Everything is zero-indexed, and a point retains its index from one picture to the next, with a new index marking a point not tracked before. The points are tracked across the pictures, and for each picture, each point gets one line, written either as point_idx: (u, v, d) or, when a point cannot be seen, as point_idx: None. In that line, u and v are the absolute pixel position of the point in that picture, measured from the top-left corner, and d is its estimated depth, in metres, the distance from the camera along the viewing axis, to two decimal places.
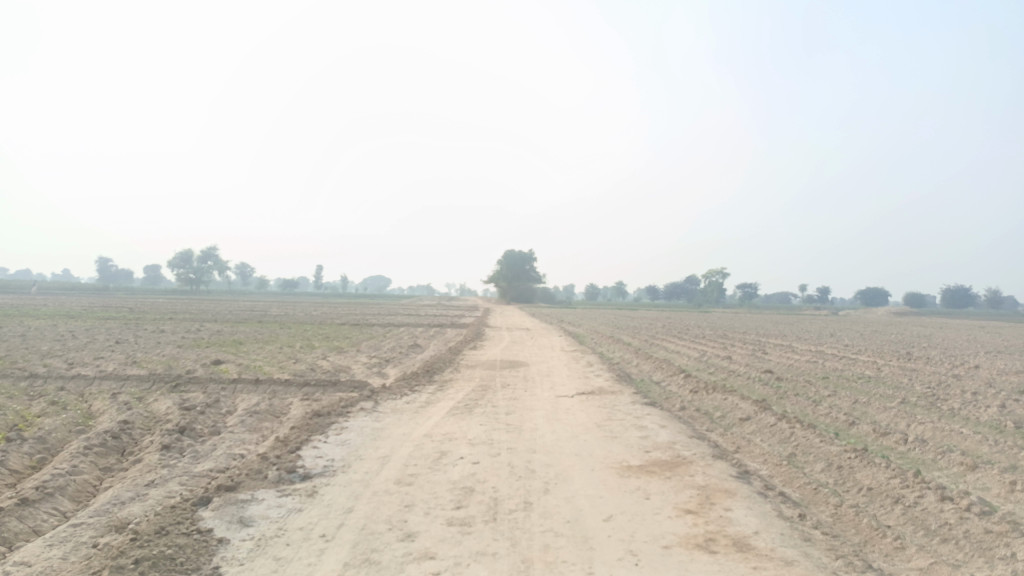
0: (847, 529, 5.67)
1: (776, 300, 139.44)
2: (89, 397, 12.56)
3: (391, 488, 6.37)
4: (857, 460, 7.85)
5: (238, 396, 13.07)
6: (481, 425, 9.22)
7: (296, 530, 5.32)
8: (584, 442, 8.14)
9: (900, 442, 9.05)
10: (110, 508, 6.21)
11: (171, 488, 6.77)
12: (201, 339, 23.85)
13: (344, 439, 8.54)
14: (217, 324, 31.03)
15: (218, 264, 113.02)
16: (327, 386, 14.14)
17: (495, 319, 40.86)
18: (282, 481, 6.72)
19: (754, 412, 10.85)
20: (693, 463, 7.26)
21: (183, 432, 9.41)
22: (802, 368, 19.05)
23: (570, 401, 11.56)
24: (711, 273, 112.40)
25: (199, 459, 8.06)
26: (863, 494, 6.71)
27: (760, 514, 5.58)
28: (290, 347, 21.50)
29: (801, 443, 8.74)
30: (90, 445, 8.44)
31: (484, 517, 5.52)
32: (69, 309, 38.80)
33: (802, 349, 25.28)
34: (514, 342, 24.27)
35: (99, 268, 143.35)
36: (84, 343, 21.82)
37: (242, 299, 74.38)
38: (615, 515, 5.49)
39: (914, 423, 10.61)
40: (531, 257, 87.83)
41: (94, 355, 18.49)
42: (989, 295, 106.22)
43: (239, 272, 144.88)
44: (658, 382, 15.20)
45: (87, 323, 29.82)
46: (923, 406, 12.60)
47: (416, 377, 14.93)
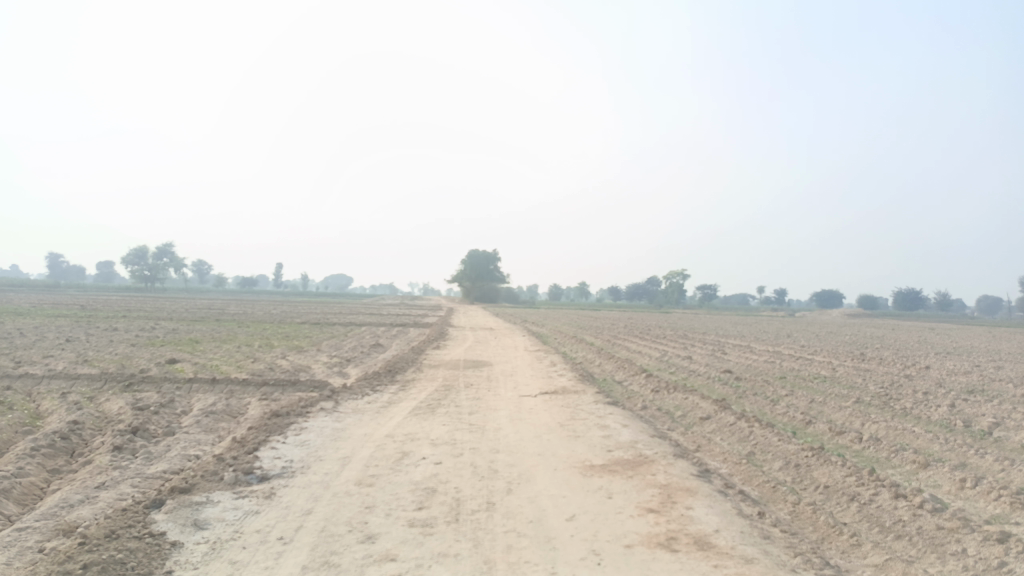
0: (805, 526, 5.76)
1: (735, 301, 141.72)
2: (37, 397, 12.16)
3: (351, 489, 6.27)
4: (813, 458, 7.99)
5: (194, 395, 12.78)
6: (444, 425, 9.16)
7: (253, 532, 5.20)
8: (547, 441, 8.14)
9: (855, 440, 9.26)
10: (58, 511, 5.99)
11: (123, 490, 6.57)
12: (156, 337, 23.31)
13: (303, 439, 8.40)
14: (173, 322, 30.35)
15: (175, 261, 110.76)
16: (286, 385, 13.92)
17: (458, 318, 40.75)
18: (239, 482, 6.57)
19: (714, 411, 10.99)
20: (655, 462, 7.31)
21: (136, 432, 9.15)
22: (761, 368, 19.38)
23: (533, 400, 11.56)
24: (672, 274, 113.74)
25: (153, 461, 7.84)
26: (820, 492, 6.83)
27: (720, 512, 5.63)
28: (249, 346, 21.13)
29: (760, 442, 8.87)
30: (37, 446, 8.15)
31: (446, 518, 5.47)
32: (18, 308, 37.53)
33: (760, 350, 25.71)
34: (478, 342, 24.25)
35: (50, 264, 139.29)
36: (32, 341, 21.14)
37: (199, 297, 72.87)
38: (578, 515, 5.48)
39: (869, 422, 10.87)
40: (494, 257, 87.80)
41: (43, 353, 17.92)
42: (938, 298, 109.45)
43: (196, 269, 142.13)
44: (620, 381, 15.32)
45: (36, 321, 28.87)
46: (876, 405, 12.92)
47: (378, 376, 14.81)
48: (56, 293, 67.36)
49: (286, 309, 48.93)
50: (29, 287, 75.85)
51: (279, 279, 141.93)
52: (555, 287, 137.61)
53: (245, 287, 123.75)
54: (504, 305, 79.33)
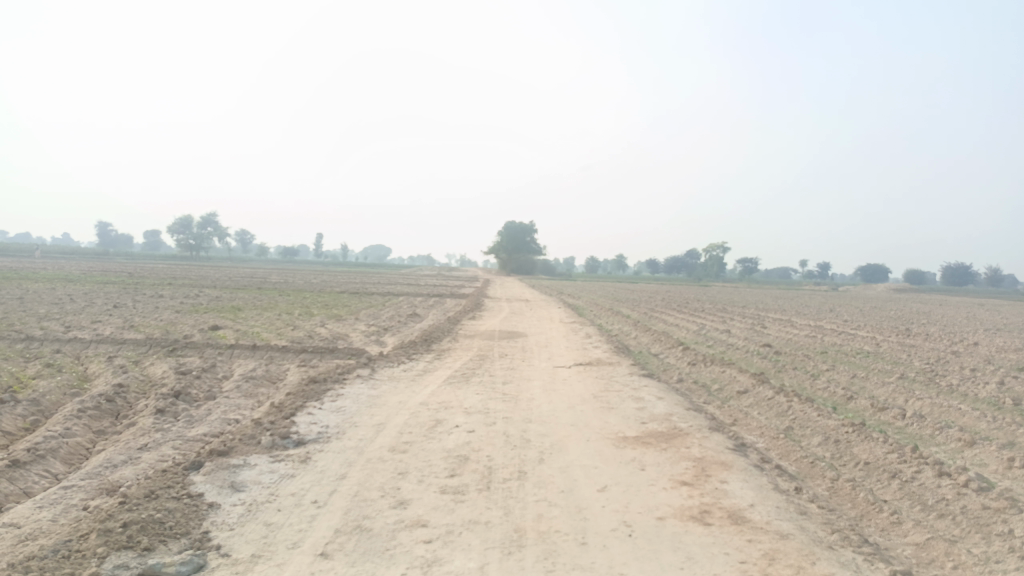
0: (843, 503, 5.63)
1: (776, 275, 139.23)
2: (85, 360, 12.55)
3: (385, 455, 6.32)
4: (854, 434, 7.82)
5: (235, 361, 13.05)
6: (478, 394, 9.20)
7: (288, 495, 5.27)
8: (581, 412, 8.09)
9: (898, 417, 9.03)
10: (102, 471, 6.17)
11: (164, 452, 6.73)
12: (200, 304, 23.83)
13: (339, 405, 8.49)
14: (216, 290, 31.01)
15: (217, 230, 113.02)
16: (324, 352, 14.12)
17: (493, 290, 40.81)
18: (276, 447, 6.67)
19: (752, 385, 10.83)
20: (690, 435, 7.21)
21: (178, 396, 9.36)
22: (801, 342, 19.02)
23: (567, 371, 11.52)
24: (711, 247, 112.07)
25: (194, 424, 8.02)
26: (860, 469, 6.67)
27: (756, 486, 5.52)
28: (289, 314, 21.49)
29: (798, 417, 8.70)
30: (84, 408, 8.40)
31: (477, 486, 5.48)
32: (70, 275, 38.58)
33: (801, 324, 25.20)
34: (514, 313, 24.29)
35: (100, 232, 143.49)
36: (82, 306, 21.79)
37: (241, 266, 74.27)
38: (610, 486, 5.44)
39: (913, 398, 10.59)
40: (531, 228, 87.49)
41: (91, 319, 18.47)
42: (989, 274, 105.97)
43: (238, 238, 144.86)
44: (656, 354, 15.21)
45: (86, 288, 29.73)
46: (921, 382, 12.59)
47: (414, 345, 14.94)
48: (105, 261, 69.26)
49: (325, 278, 49.62)
50: (79, 255, 78.09)
51: (319, 249, 143.75)
52: (592, 259, 136.76)
53: (286, 257, 125.69)
54: (541, 277, 79.16)
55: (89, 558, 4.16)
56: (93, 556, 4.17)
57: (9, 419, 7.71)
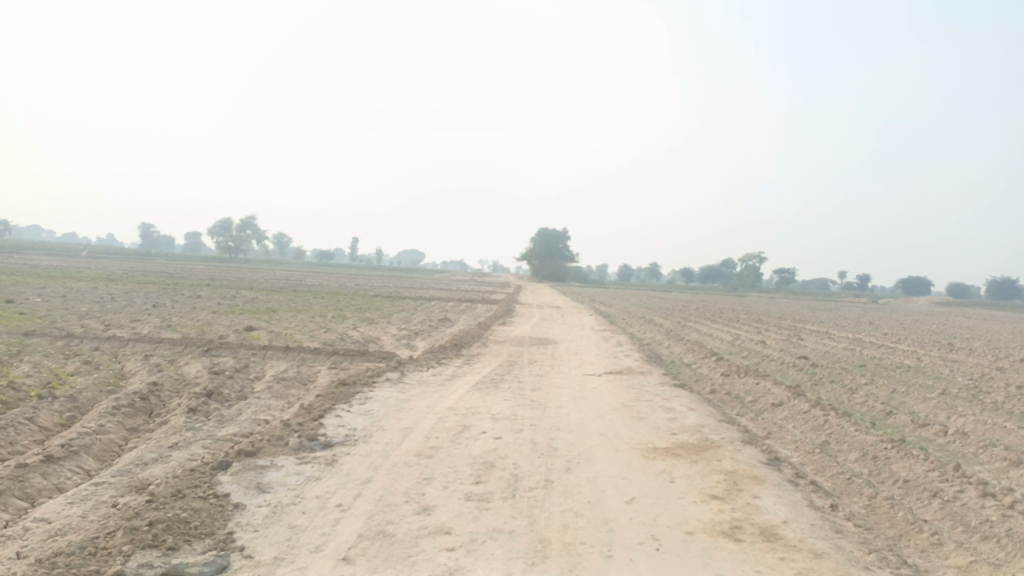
0: (881, 522, 5.43)
1: (813, 286, 136.78)
2: (122, 358, 12.79)
3: (410, 460, 6.29)
4: (893, 450, 7.57)
5: (267, 362, 13.18)
6: (506, 400, 9.13)
7: (312, 498, 5.26)
8: (610, 422, 7.96)
9: (939, 434, 8.74)
10: (133, 468, 6.24)
11: (194, 451, 6.79)
12: (236, 305, 24.20)
13: (367, 409, 8.49)
14: (252, 292, 31.48)
15: (256, 233, 115.04)
16: (355, 355, 14.19)
17: (525, 296, 40.74)
18: (303, 448, 6.68)
19: (787, 397, 10.58)
20: (722, 447, 7.04)
21: (210, 395, 9.46)
22: (839, 355, 18.57)
23: (598, 380, 11.38)
24: (746, 257, 110.56)
25: (224, 423, 8.09)
26: (899, 487, 6.44)
27: (790, 503, 5.35)
28: (322, 317, 21.69)
29: (835, 432, 8.45)
30: (118, 405, 8.53)
31: (502, 494, 5.41)
32: (113, 274, 39.58)
33: (838, 336, 24.64)
34: (545, 319, 24.22)
35: (142, 232, 147.06)
36: (122, 305, 22.25)
37: (277, 269, 75.33)
38: (638, 498, 5.32)
39: (955, 415, 10.24)
40: (564, 235, 87.24)
41: (130, 317, 18.83)
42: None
43: (276, 240, 147.16)
44: (688, 363, 15.00)
45: (127, 286, 30.40)
46: (964, 398, 12.19)
47: (445, 349, 14.95)
48: (147, 262, 70.79)
49: (359, 282, 50.04)
50: (123, 255, 80.05)
51: (354, 253, 145.12)
52: (625, 267, 135.79)
53: (322, 260, 127.17)
54: (573, 284, 78.84)
55: (114, 555, 4.19)
56: (117, 554, 4.19)
57: (46, 415, 7.86)
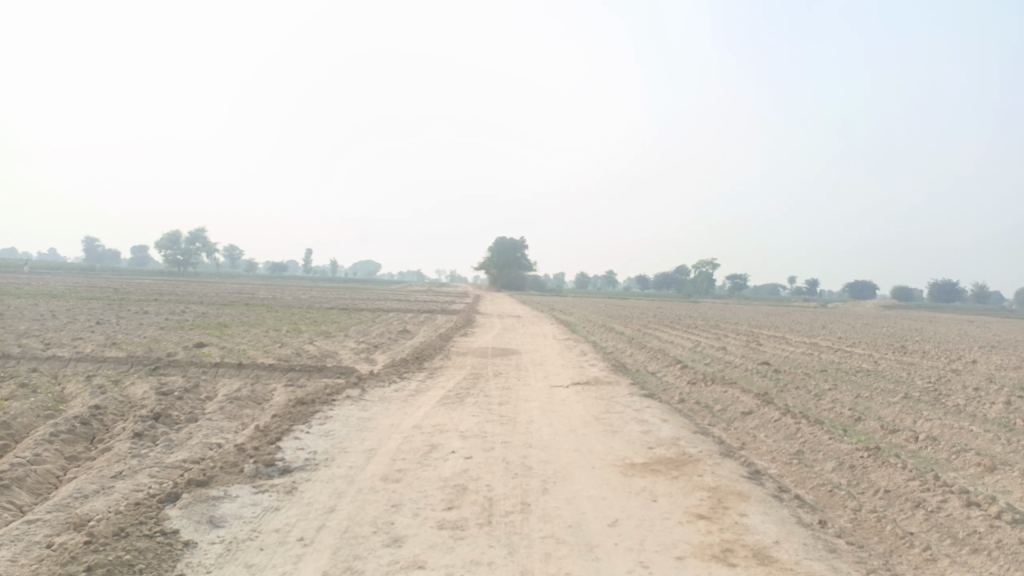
0: (870, 537, 5.26)
1: (765, 291, 139.98)
2: (62, 379, 12.04)
3: (376, 485, 5.89)
4: (870, 459, 7.45)
5: (219, 380, 12.56)
6: (474, 416, 8.77)
7: (271, 532, 4.84)
8: (584, 437, 7.68)
9: (911, 440, 8.69)
10: (71, 503, 5.71)
11: (140, 481, 6.27)
12: (186, 320, 23.26)
13: (328, 429, 8.04)
14: (203, 306, 30.39)
15: (207, 246, 112.44)
16: (312, 371, 13.64)
17: (485, 306, 40.40)
18: (259, 476, 6.23)
19: (757, 405, 10.45)
20: (701, 461, 6.82)
21: (157, 419, 8.88)
22: (800, 360, 18.67)
23: (566, 392, 11.09)
24: (701, 264, 112.09)
25: (173, 449, 7.56)
26: (880, 497, 6.30)
27: (779, 521, 5.14)
28: (277, 331, 20.99)
29: (809, 441, 8.32)
30: (57, 431, 7.93)
31: (478, 520, 5.06)
32: (54, 289, 37.94)
33: (796, 341, 24.86)
34: (505, 329, 23.95)
35: (87, 247, 142.73)
36: (63, 323, 21.22)
37: (227, 281, 73.58)
38: (621, 521, 5.04)
39: (921, 419, 10.25)
40: (521, 244, 87.18)
41: (72, 336, 17.89)
42: (976, 291, 106.42)
43: (228, 253, 144.23)
44: (654, 372, 14.84)
45: (69, 303, 29.07)
46: (927, 402, 12.26)
47: (406, 363, 14.49)
48: (93, 276, 68.34)
49: (314, 294, 49.02)
50: (65, 270, 77.15)
51: (309, 264, 142.62)
52: (582, 275, 136.39)
53: (276, 273, 124.71)
54: (531, 293, 78.77)
55: None
56: None
57: None
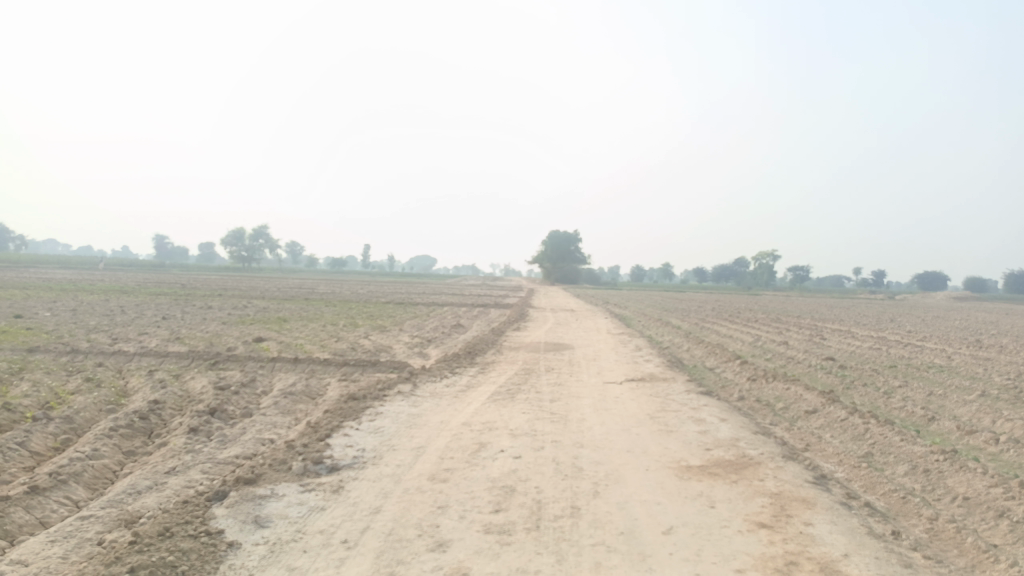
0: (948, 550, 4.86)
1: (828, 283, 136.00)
2: (126, 374, 12.36)
3: (423, 485, 5.77)
4: (946, 463, 6.97)
5: (275, 375, 12.71)
6: (524, 413, 8.59)
7: (315, 533, 4.76)
8: (638, 437, 7.41)
9: (990, 442, 8.13)
10: (124, 499, 5.76)
11: (191, 477, 6.31)
12: (246, 315, 23.81)
13: (377, 426, 7.97)
14: (263, 301, 31.09)
15: (269, 242, 115.48)
16: (366, 366, 13.69)
17: (539, 300, 40.24)
18: (307, 474, 6.18)
19: (822, 403, 9.97)
20: (762, 464, 6.48)
21: (213, 413, 8.99)
22: (867, 356, 17.84)
23: (620, 388, 10.82)
24: (760, 255, 109.28)
25: (227, 444, 7.62)
26: (958, 505, 5.86)
27: (848, 531, 4.80)
28: (333, 325, 21.25)
29: (878, 442, 7.85)
30: (116, 426, 8.09)
31: (525, 524, 4.88)
32: (126, 285, 39.45)
33: (863, 336, 23.88)
34: (560, 323, 23.72)
35: (156, 244, 148.58)
36: (131, 318, 21.94)
37: (287, 276, 75.41)
38: (676, 528, 4.79)
39: (1001, 419, 9.61)
40: (576, 237, 86.65)
41: (138, 331, 18.45)
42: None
43: (289, 248, 148.02)
44: (712, 368, 14.40)
45: (138, 299, 30.10)
46: (1007, 400, 11.51)
47: (458, 358, 14.43)
48: (164, 272, 70.83)
49: (370, 288, 49.70)
50: (137, 267, 80.36)
51: (366, 259, 144.70)
52: (638, 267, 134.77)
53: (335, 268, 127.14)
54: (586, 286, 78.27)
55: None
56: None
57: (39, 440, 7.43)
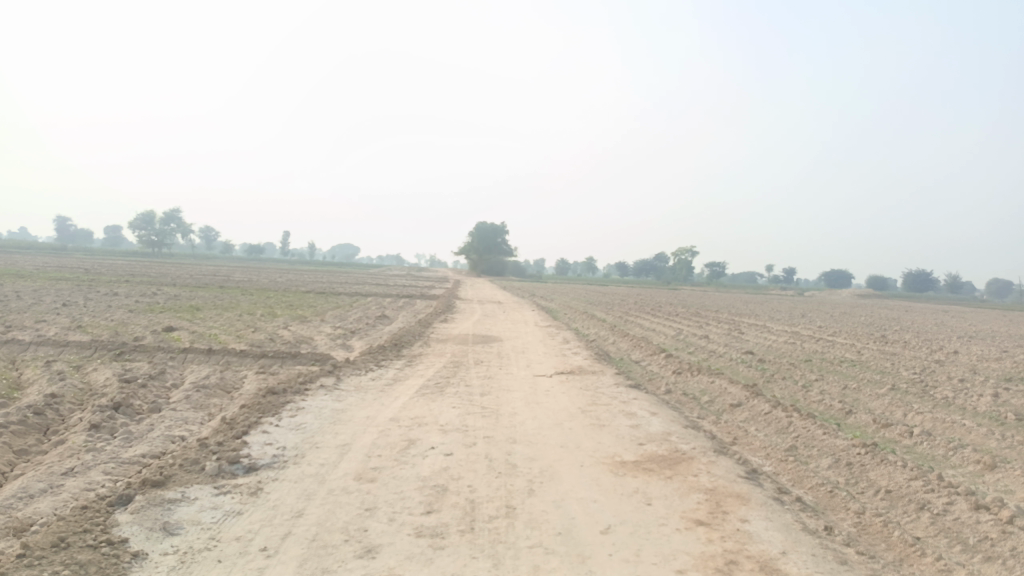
0: (876, 544, 4.94)
1: (742, 279, 141.00)
2: (20, 365, 11.41)
3: (349, 486, 5.45)
4: (867, 456, 7.14)
5: (187, 367, 11.99)
6: (454, 408, 8.35)
7: (232, 541, 4.39)
8: (571, 431, 7.29)
9: (905, 434, 8.42)
10: (13, 504, 5.20)
11: (92, 479, 5.78)
12: (156, 303, 22.55)
13: (299, 423, 7.56)
14: (175, 289, 29.59)
15: (182, 227, 110.58)
16: (285, 358, 13.14)
17: (465, 291, 39.91)
18: (222, 474, 5.76)
19: (746, 396, 10.14)
20: (695, 460, 6.46)
21: (118, 408, 8.34)
22: (784, 350, 18.42)
23: (549, 382, 10.70)
24: (680, 252, 112.06)
25: (132, 442, 7.06)
26: (881, 498, 5.98)
27: (783, 528, 4.79)
28: (251, 315, 20.36)
29: (802, 435, 7.99)
30: (6, 423, 7.38)
31: (459, 527, 4.66)
32: (22, 270, 36.75)
33: (778, 330, 24.71)
34: (487, 315, 23.53)
35: (58, 227, 140.13)
36: (28, 304, 20.44)
37: (201, 263, 72.41)
38: (614, 527, 4.67)
39: (912, 412, 10.00)
40: (503, 229, 86.72)
41: (35, 318, 17.15)
42: (949, 281, 107.70)
43: (204, 234, 142.39)
44: (638, 361, 14.52)
45: (36, 284, 28.12)
46: (915, 394, 12.02)
47: (384, 350, 14.03)
48: (68, 256, 66.86)
49: (290, 277, 48.23)
50: (35, 250, 75.55)
51: (287, 247, 140.44)
52: (563, 260, 136.02)
53: (253, 255, 122.95)
54: (511, 279, 78.43)
55: None
56: None
57: None
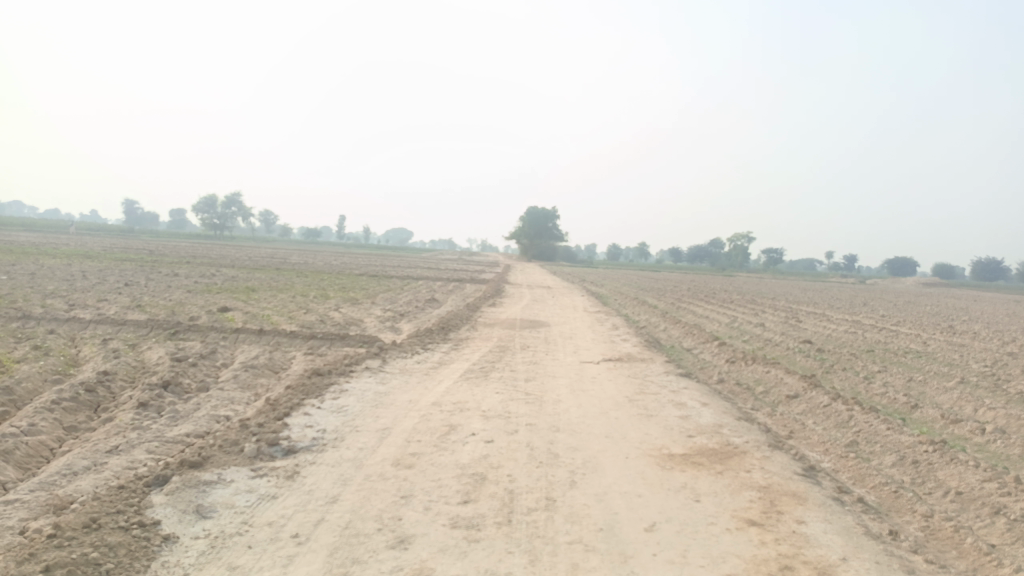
0: (946, 551, 4.56)
1: (800, 267, 137.30)
2: (78, 342, 11.67)
3: (386, 472, 5.32)
4: (935, 454, 6.68)
5: (237, 347, 12.11)
6: (497, 394, 8.17)
7: (263, 526, 4.30)
8: (616, 421, 7.03)
9: (976, 432, 7.89)
10: (57, 481, 5.23)
11: (135, 458, 5.80)
12: (214, 284, 22.97)
13: (341, 405, 7.49)
14: (233, 270, 30.17)
15: (242, 211, 113.23)
16: (334, 339, 13.16)
17: (516, 276, 39.74)
18: (260, 456, 5.71)
19: (803, 388, 9.69)
20: (748, 454, 6.13)
21: (166, 387, 8.42)
22: (844, 339, 17.70)
23: (596, 369, 10.43)
24: (736, 238, 109.62)
25: (177, 421, 7.10)
26: (951, 501, 5.56)
27: (843, 531, 4.47)
28: (303, 296, 20.58)
29: (864, 430, 7.55)
30: (59, 399, 7.51)
31: (496, 518, 4.47)
32: (90, 251, 38.00)
33: (838, 319, 23.80)
34: (536, 300, 23.34)
35: (126, 209, 145.25)
36: (93, 284, 21.06)
37: (259, 245, 74.03)
38: (659, 524, 4.42)
39: (984, 408, 9.40)
40: (554, 214, 86.31)
41: (97, 297, 17.64)
42: (1022, 270, 102.63)
43: (263, 218, 145.64)
44: (689, 349, 14.11)
45: (101, 264, 28.98)
46: (986, 388, 11.33)
47: (431, 333, 13.96)
48: (134, 238, 69.18)
49: (344, 260, 48.75)
50: (104, 232, 78.07)
51: (342, 231, 142.52)
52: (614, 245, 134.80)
53: (310, 239, 125.10)
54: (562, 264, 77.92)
55: None
56: None
57: None
